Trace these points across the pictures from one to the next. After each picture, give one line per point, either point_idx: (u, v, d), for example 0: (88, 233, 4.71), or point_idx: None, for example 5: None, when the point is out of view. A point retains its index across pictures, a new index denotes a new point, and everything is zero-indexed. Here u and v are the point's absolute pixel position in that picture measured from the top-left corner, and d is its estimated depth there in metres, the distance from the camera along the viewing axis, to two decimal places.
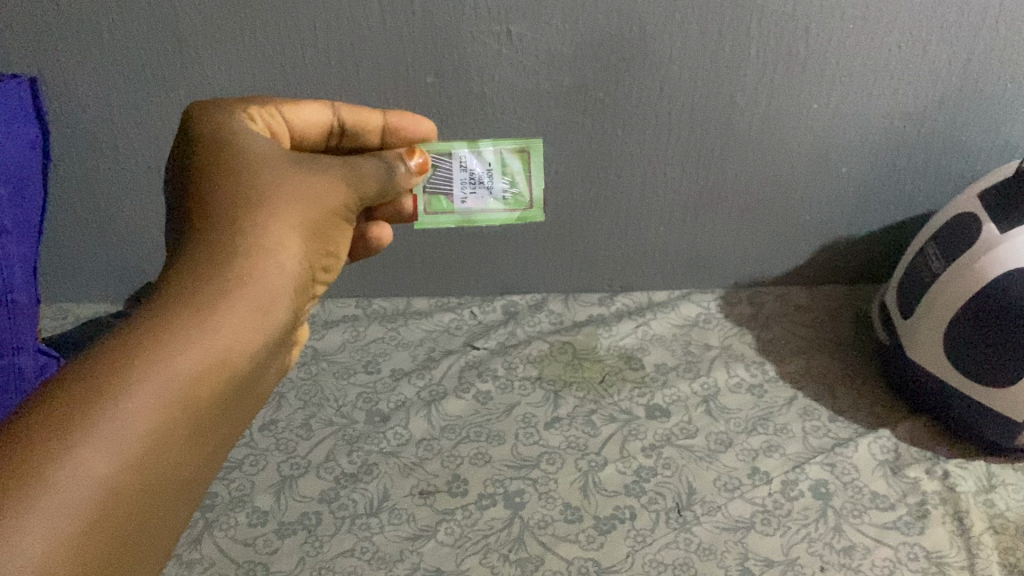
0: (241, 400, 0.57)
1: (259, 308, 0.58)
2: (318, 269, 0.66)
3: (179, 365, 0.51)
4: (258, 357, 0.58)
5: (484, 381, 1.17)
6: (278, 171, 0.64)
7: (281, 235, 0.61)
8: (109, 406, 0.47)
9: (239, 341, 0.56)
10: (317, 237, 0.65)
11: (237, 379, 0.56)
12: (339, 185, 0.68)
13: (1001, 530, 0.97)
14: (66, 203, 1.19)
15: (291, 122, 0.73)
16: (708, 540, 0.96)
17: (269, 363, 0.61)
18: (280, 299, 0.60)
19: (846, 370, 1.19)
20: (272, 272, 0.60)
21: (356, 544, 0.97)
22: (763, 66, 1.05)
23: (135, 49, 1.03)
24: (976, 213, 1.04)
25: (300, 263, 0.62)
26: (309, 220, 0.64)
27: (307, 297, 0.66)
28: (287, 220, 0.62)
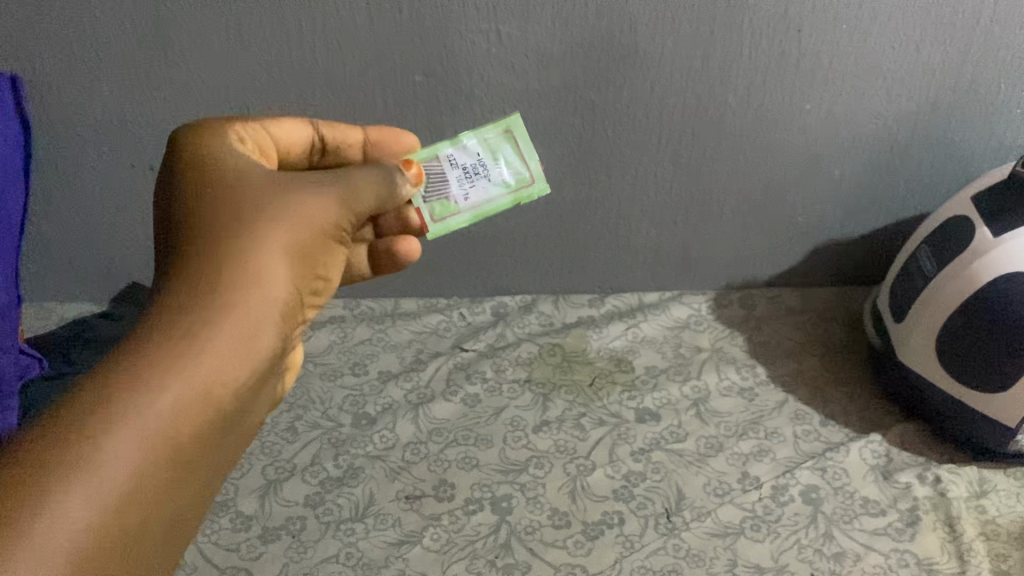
0: (229, 433, 0.57)
1: (240, 342, 0.57)
2: (310, 292, 0.66)
3: (160, 402, 0.52)
4: (245, 387, 0.58)
5: (473, 384, 1.16)
6: (266, 196, 0.63)
7: (265, 264, 0.60)
8: (87, 450, 0.48)
9: (220, 378, 0.55)
10: (305, 261, 0.63)
11: (220, 414, 0.56)
12: (332, 205, 0.66)
13: (992, 536, 0.96)
14: (48, 201, 1.17)
15: (274, 140, 0.72)
16: (697, 546, 0.95)
17: (261, 392, 0.61)
18: (265, 327, 0.59)
19: (837, 373, 1.18)
20: (257, 300, 0.59)
21: (341, 549, 0.95)
22: (755, 67, 1.04)
23: (117, 46, 1.01)
24: (969, 215, 1.03)
25: (287, 291, 0.61)
26: (296, 246, 0.63)
27: (300, 321, 0.65)
28: (272, 246, 0.61)
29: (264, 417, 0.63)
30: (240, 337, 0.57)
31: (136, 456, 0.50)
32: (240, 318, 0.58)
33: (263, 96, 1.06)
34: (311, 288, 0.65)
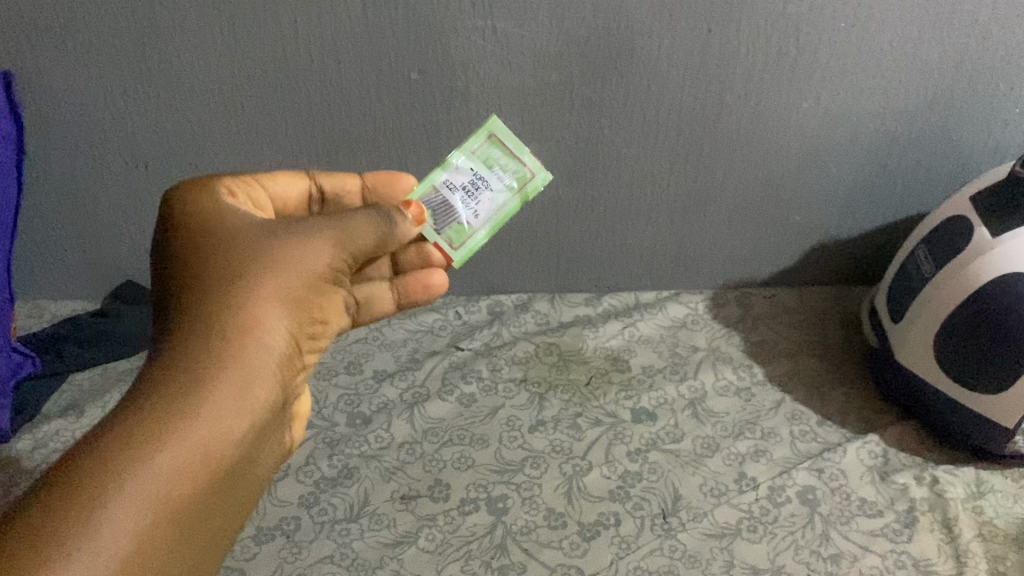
0: (230, 488, 0.59)
1: (234, 397, 0.59)
2: (310, 338, 0.66)
3: (158, 464, 0.54)
4: (242, 440, 0.59)
5: (468, 383, 1.15)
6: (257, 246, 0.63)
7: (258, 314, 0.61)
8: (90, 515, 0.51)
9: (215, 436, 0.57)
10: (299, 310, 0.64)
11: (218, 471, 0.57)
12: (327, 249, 0.65)
13: (990, 537, 0.96)
14: (41, 198, 1.16)
15: (270, 194, 0.75)
16: (694, 547, 0.95)
17: (261, 444, 0.62)
18: (260, 380, 0.61)
19: (834, 373, 1.18)
20: (250, 353, 0.60)
21: (336, 550, 0.95)
22: (753, 65, 1.03)
23: (110, 42, 1.01)
24: (967, 215, 1.02)
25: (281, 343, 0.63)
26: (290, 295, 0.63)
27: (299, 367, 0.66)
28: (265, 296, 0.62)
29: (268, 467, 0.65)
30: (234, 394, 0.59)
31: (134, 519, 0.52)
32: (233, 373, 0.59)
33: (257, 92, 1.05)
34: (308, 332, 0.66)
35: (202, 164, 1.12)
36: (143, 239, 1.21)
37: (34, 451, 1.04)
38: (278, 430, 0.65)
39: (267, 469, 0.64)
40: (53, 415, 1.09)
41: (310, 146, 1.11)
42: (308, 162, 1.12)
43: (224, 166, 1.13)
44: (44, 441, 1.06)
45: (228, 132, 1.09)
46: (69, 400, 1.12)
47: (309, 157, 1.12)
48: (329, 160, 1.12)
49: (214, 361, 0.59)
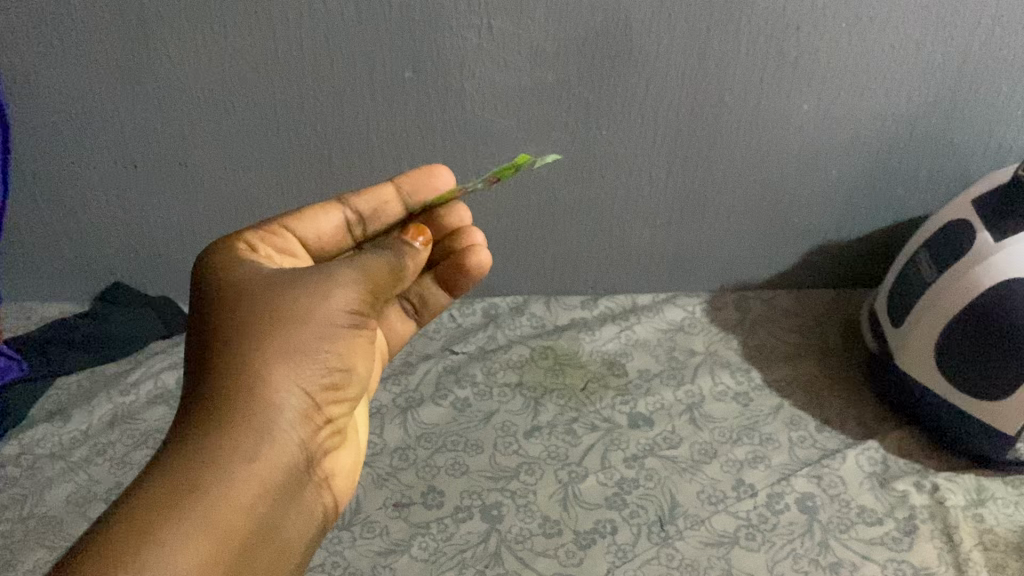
0: (260, 554, 0.57)
1: (249, 459, 0.57)
2: (335, 385, 0.64)
3: (190, 528, 0.52)
4: (269, 499, 0.58)
5: (462, 388, 1.13)
6: (263, 298, 0.62)
7: (273, 373, 0.60)
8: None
9: (232, 501, 0.55)
10: (318, 360, 0.62)
11: (242, 538, 0.55)
12: (338, 293, 0.63)
13: (991, 546, 0.94)
14: (28, 198, 1.14)
15: (305, 237, 0.74)
16: (691, 555, 0.93)
17: (290, 505, 0.61)
18: (282, 438, 0.60)
19: (833, 377, 1.17)
20: (269, 413, 0.59)
21: (327, 558, 0.93)
22: (752, 65, 1.02)
23: (97, 40, 0.98)
24: (970, 219, 1.01)
25: (301, 398, 0.61)
26: (306, 347, 0.61)
27: (327, 419, 0.65)
28: (281, 353, 0.60)
29: (312, 526, 0.63)
30: (255, 454, 0.58)
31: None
32: (252, 435, 0.58)
33: (248, 91, 1.03)
34: (329, 382, 0.64)
35: (192, 163, 1.10)
36: (131, 240, 1.19)
37: (20, 456, 1.02)
38: (314, 483, 0.64)
39: (308, 532, 0.62)
40: (40, 420, 1.07)
41: (303, 147, 1.09)
42: (300, 162, 1.10)
43: (214, 165, 1.11)
44: (30, 446, 1.04)
45: (219, 131, 1.07)
46: (57, 404, 1.10)
47: (301, 157, 1.10)
48: (322, 160, 1.10)
49: (231, 422, 0.58)
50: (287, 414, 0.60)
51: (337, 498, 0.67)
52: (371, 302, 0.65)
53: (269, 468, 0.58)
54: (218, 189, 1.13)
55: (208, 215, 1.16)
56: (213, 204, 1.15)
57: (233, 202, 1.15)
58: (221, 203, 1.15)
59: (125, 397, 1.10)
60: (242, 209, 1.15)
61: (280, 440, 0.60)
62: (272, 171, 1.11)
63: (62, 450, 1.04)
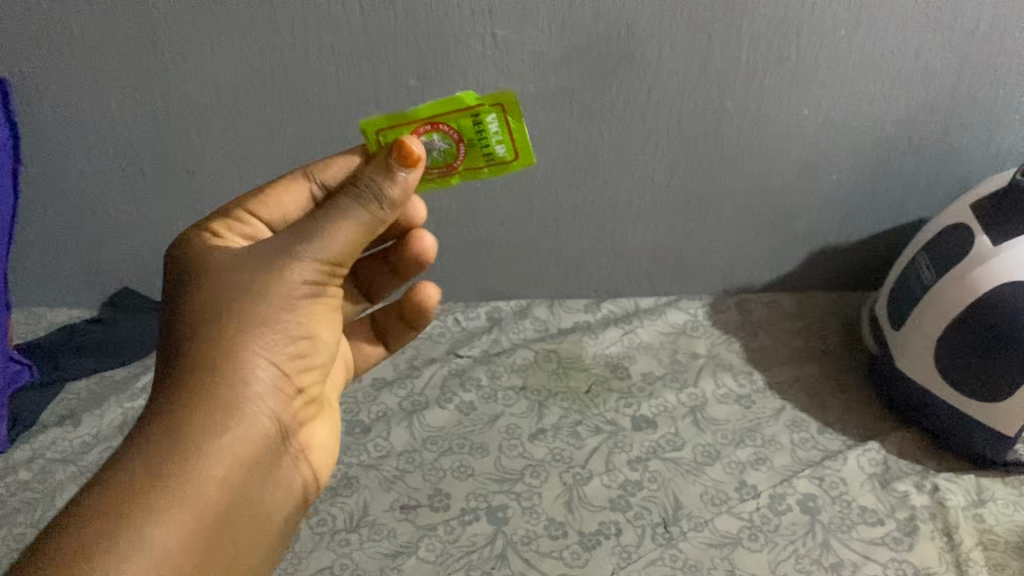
0: (239, 524, 0.56)
1: (220, 434, 0.56)
2: (303, 355, 0.62)
3: (163, 497, 0.52)
4: (241, 470, 0.56)
5: (468, 392, 1.14)
6: (226, 274, 0.60)
7: (240, 345, 0.58)
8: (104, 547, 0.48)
9: (206, 473, 0.54)
10: (286, 332, 0.60)
11: (217, 509, 0.54)
12: (297, 263, 0.60)
13: (991, 545, 0.95)
14: (38, 205, 1.15)
15: (272, 219, 0.69)
16: (694, 556, 0.95)
17: (266, 478, 0.59)
18: (253, 409, 0.58)
19: (834, 380, 1.18)
20: (236, 385, 0.57)
21: (335, 560, 0.94)
22: (753, 71, 1.03)
23: (106, 50, 1.00)
24: (969, 223, 1.02)
25: (269, 369, 0.59)
26: (270, 318, 0.59)
27: (298, 390, 0.62)
28: (247, 324, 0.58)
29: (290, 498, 0.61)
30: (225, 424, 0.56)
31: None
32: (221, 405, 0.56)
33: (255, 99, 1.05)
34: (298, 350, 0.62)
35: (200, 170, 1.12)
36: (140, 247, 1.20)
37: (32, 460, 1.04)
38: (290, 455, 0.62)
39: (288, 504, 0.61)
40: (51, 424, 1.09)
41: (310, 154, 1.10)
42: None
43: (222, 173, 1.12)
44: (41, 450, 1.05)
45: (227, 138, 1.08)
46: (67, 408, 1.12)
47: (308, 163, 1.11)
48: None
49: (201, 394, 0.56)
50: (257, 385, 0.58)
51: (318, 469, 0.66)
52: (335, 268, 0.62)
53: (241, 442, 0.57)
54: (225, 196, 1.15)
55: None
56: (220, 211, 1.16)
57: None
58: None
59: (134, 401, 1.12)
60: None
61: (251, 412, 0.58)
62: None
63: (73, 454, 1.05)
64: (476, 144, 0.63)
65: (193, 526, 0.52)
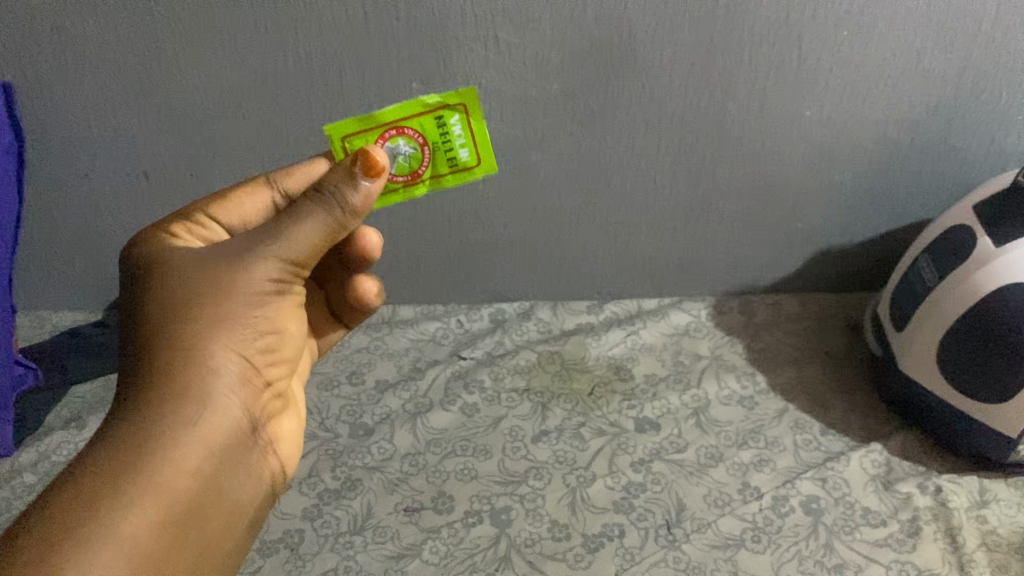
0: (208, 517, 0.57)
1: (188, 428, 0.57)
2: (268, 350, 0.63)
3: (130, 492, 0.53)
4: (209, 463, 0.58)
5: (471, 394, 1.15)
6: (190, 270, 0.61)
7: (204, 340, 0.59)
8: (70, 542, 0.50)
9: (173, 467, 0.55)
10: (250, 327, 0.61)
11: (185, 502, 0.55)
12: (262, 259, 0.61)
13: (994, 547, 0.96)
14: (42, 210, 1.15)
15: (233, 220, 0.70)
16: (698, 558, 0.95)
17: (236, 470, 0.60)
18: (217, 403, 0.59)
19: (837, 381, 1.18)
20: (201, 379, 0.58)
21: (340, 563, 0.95)
22: (755, 73, 1.03)
23: (110, 56, 1.00)
24: (970, 224, 1.02)
25: (233, 364, 0.60)
26: (235, 314, 0.60)
27: (264, 383, 0.64)
28: (211, 321, 0.60)
29: (260, 490, 0.62)
30: (192, 418, 0.57)
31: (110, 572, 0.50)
32: (187, 401, 0.58)
33: (258, 103, 1.05)
34: (264, 345, 0.63)
35: (204, 174, 1.12)
36: None
37: (38, 464, 1.04)
38: (259, 447, 0.63)
39: (257, 495, 0.62)
40: (56, 427, 1.09)
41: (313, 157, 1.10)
42: None
43: (225, 177, 1.12)
44: (47, 453, 1.06)
45: (230, 142, 1.09)
46: (72, 411, 1.12)
47: None
48: None
49: (167, 389, 0.57)
50: (223, 380, 0.60)
51: (288, 461, 0.67)
52: (298, 268, 0.63)
53: (210, 434, 0.58)
54: None
55: None
56: None
57: None
58: None
59: None
60: None
61: (220, 405, 0.59)
62: None
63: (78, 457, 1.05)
64: (440, 147, 0.67)
65: (160, 520, 0.54)
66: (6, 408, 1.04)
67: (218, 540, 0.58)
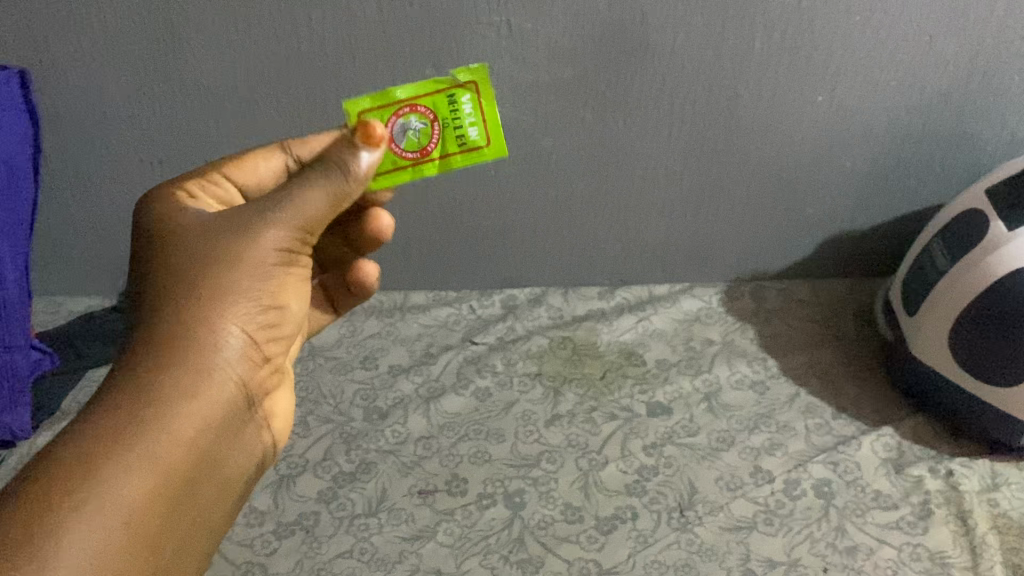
0: (200, 489, 0.57)
1: (191, 396, 0.57)
2: (269, 325, 0.64)
3: (135, 457, 0.52)
4: (207, 435, 0.58)
5: (484, 378, 1.15)
6: (203, 241, 0.62)
7: (211, 311, 0.60)
8: (71, 500, 0.49)
9: (176, 435, 0.55)
10: (255, 300, 0.62)
11: (183, 472, 0.55)
12: (268, 229, 0.62)
13: (1004, 529, 0.96)
14: (57, 197, 1.16)
15: (245, 183, 0.71)
16: (710, 540, 0.96)
17: (228, 445, 0.60)
18: (219, 375, 0.59)
19: (848, 365, 1.18)
20: (205, 349, 0.59)
21: (355, 544, 0.96)
22: (767, 59, 1.03)
23: (126, 43, 1.01)
24: (982, 208, 1.02)
25: (236, 336, 0.61)
26: (242, 287, 0.61)
27: (262, 360, 0.64)
28: (219, 294, 0.60)
29: (247, 467, 0.63)
30: (194, 389, 0.57)
31: (106, 534, 0.50)
32: (190, 371, 0.58)
33: (272, 89, 1.05)
34: (265, 321, 0.64)
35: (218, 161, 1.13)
36: None
37: None
38: (251, 423, 0.64)
39: (243, 473, 0.63)
40: (74, 411, 1.10)
41: None
42: None
43: None
44: None
45: (243, 128, 1.09)
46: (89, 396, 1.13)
47: None
48: None
49: (171, 357, 0.57)
50: (225, 352, 0.60)
51: (274, 439, 0.68)
52: (304, 240, 0.64)
53: (208, 405, 0.58)
54: None
55: None
56: None
57: None
58: None
59: None
60: None
61: (217, 378, 0.59)
62: None
63: None
64: (449, 125, 0.66)
65: (159, 486, 0.53)
66: (24, 393, 1.05)
67: (206, 515, 0.58)
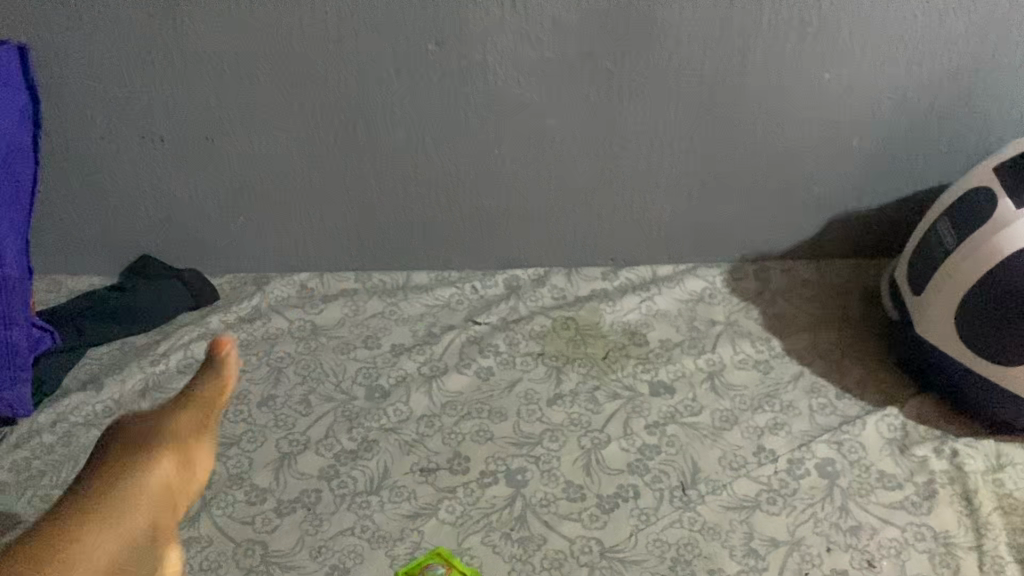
0: None
1: (162, 491, 0.49)
2: (205, 452, 0.54)
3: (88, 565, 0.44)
4: (162, 540, 0.49)
5: (486, 357, 1.15)
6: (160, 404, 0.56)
7: (168, 428, 0.53)
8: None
9: (137, 541, 0.47)
10: (201, 420, 0.55)
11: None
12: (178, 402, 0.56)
13: (1009, 509, 0.96)
14: (56, 174, 1.15)
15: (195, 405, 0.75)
16: (713, 519, 0.95)
17: (166, 555, 0.50)
18: (186, 479, 0.51)
19: (853, 347, 1.17)
20: (169, 451, 0.51)
21: (357, 522, 0.96)
22: (774, 35, 1.03)
23: (128, 17, 1.00)
24: (991, 186, 1.01)
25: (189, 444, 0.52)
26: (185, 420, 0.54)
27: (184, 497, 0.51)
28: (175, 416, 0.54)
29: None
30: (163, 478, 0.49)
31: None
32: (154, 468, 0.49)
33: (273, 65, 1.05)
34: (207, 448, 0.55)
35: (219, 138, 1.12)
36: (158, 216, 1.20)
37: (56, 424, 1.05)
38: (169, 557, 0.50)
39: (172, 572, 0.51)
40: (74, 389, 1.10)
41: (327, 120, 1.10)
42: (324, 136, 1.12)
43: (240, 141, 1.12)
44: (64, 414, 1.06)
45: (244, 104, 1.08)
46: (89, 374, 1.12)
47: (325, 130, 1.11)
48: (346, 131, 1.11)
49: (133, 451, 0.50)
50: (177, 457, 0.51)
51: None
52: (212, 407, 0.58)
53: (169, 507, 0.49)
54: (242, 163, 1.15)
55: (232, 187, 1.17)
56: (238, 177, 1.16)
57: (257, 174, 1.16)
58: (245, 177, 1.16)
59: (155, 367, 1.13)
60: (267, 183, 1.17)
61: (174, 487, 0.50)
62: (299, 146, 1.13)
63: (96, 418, 1.06)
64: None
65: None
66: (24, 369, 1.05)
67: None
